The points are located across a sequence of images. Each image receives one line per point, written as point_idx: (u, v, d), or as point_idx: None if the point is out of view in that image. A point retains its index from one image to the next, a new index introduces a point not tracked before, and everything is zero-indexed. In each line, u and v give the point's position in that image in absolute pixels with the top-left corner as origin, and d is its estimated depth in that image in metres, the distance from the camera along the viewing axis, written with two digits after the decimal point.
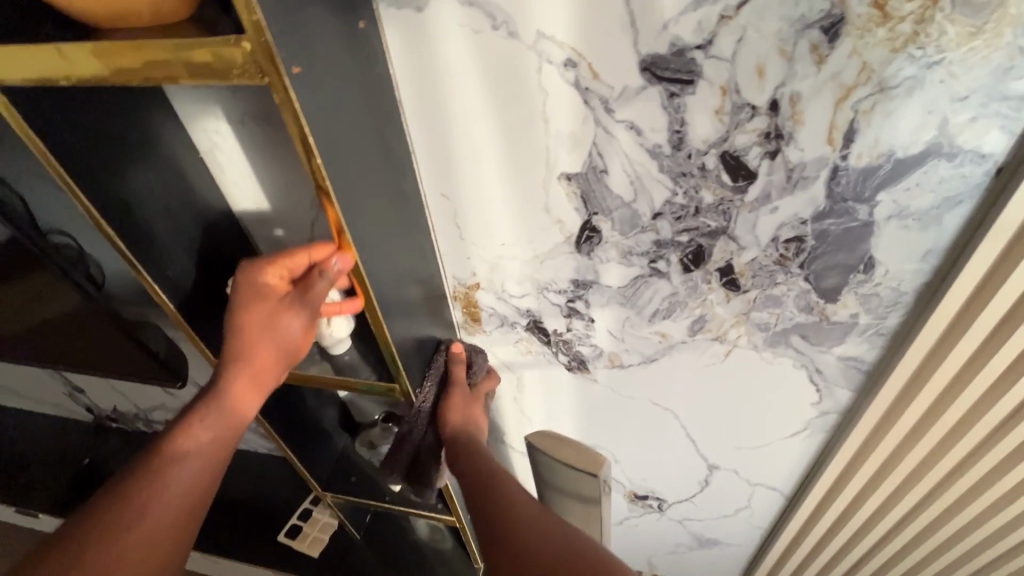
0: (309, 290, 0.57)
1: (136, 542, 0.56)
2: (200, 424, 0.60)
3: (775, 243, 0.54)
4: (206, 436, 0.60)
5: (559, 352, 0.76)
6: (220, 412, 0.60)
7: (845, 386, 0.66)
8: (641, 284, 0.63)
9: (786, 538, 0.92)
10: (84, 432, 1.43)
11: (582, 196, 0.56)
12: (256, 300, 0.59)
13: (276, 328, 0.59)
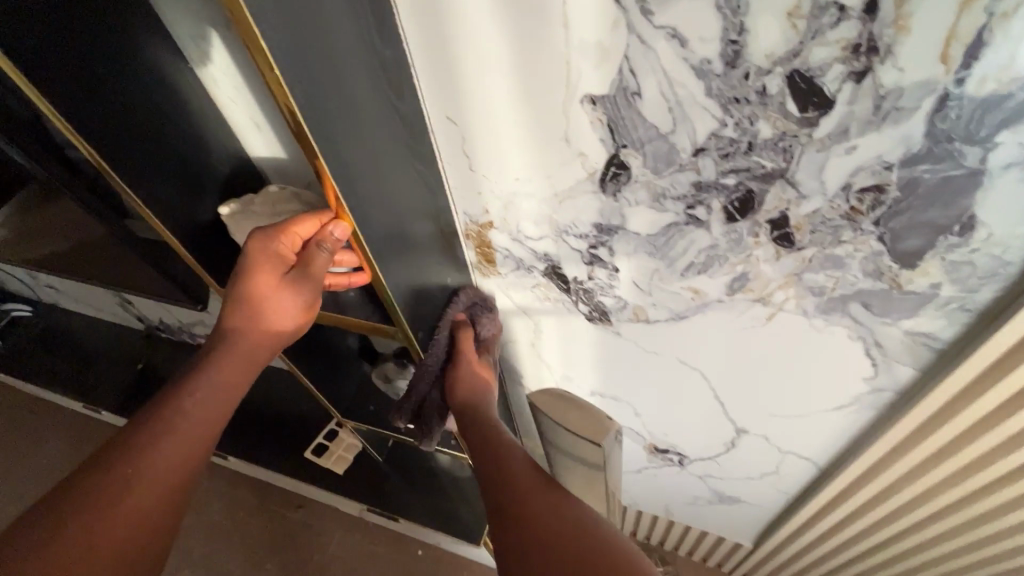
0: (309, 262, 0.57)
1: (161, 465, 0.53)
2: (198, 392, 0.58)
3: (846, 192, 0.44)
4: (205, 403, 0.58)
5: (579, 301, 0.69)
6: (220, 379, 0.59)
7: (909, 364, 0.57)
8: (675, 233, 0.54)
9: (814, 505, 0.87)
10: (138, 340, 1.53)
11: (609, 124, 0.46)
12: (263, 266, 0.59)
13: (279, 300, 0.61)
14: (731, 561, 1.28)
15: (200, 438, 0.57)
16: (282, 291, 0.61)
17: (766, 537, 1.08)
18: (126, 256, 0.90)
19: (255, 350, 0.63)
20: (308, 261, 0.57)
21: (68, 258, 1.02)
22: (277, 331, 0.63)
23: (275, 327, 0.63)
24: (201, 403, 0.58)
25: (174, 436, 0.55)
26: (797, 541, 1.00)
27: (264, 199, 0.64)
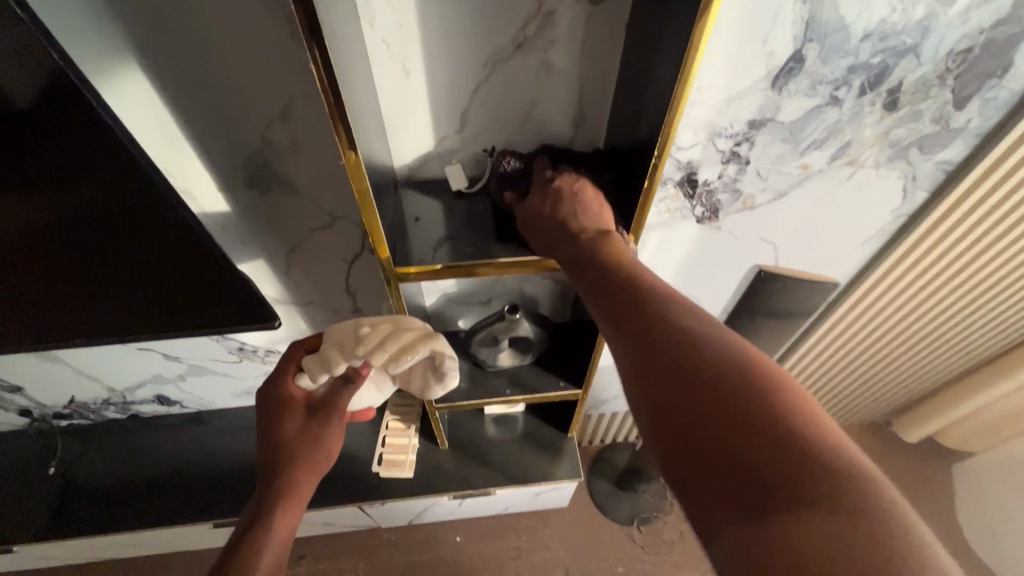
0: (288, 390, 0.65)
1: None
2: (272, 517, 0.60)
3: (949, 55, 0.62)
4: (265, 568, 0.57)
5: (697, 204, 0.79)
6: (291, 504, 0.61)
7: (926, 190, 0.81)
8: (813, 115, 0.67)
9: (817, 338, 1.13)
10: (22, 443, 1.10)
11: (807, 21, 0.57)
12: (285, 411, 0.64)
13: (309, 441, 0.63)
14: None
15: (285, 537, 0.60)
16: (309, 426, 0.64)
17: None
18: (101, 275, 0.63)
19: (306, 479, 0.62)
20: (298, 400, 0.65)
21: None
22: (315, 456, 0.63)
23: (313, 453, 0.63)
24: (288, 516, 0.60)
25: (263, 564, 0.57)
26: (792, 376, 1.28)
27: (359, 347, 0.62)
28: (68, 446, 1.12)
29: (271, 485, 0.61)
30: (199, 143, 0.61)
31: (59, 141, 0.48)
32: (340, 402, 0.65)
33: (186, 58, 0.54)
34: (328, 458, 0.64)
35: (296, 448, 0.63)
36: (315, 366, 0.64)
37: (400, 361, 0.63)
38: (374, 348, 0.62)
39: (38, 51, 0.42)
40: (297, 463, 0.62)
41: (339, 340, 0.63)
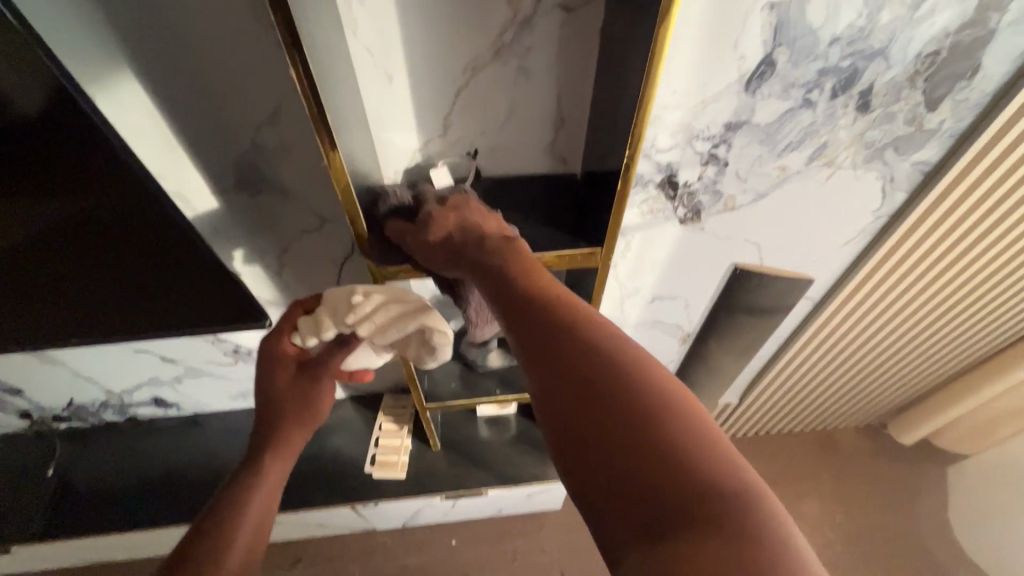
0: (280, 346, 0.62)
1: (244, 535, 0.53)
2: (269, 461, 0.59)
3: (917, 59, 0.64)
4: (253, 518, 0.55)
5: (679, 206, 0.80)
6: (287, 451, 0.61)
7: (905, 190, 0.82)
8: (787, 118, 0.69)
9: (806, 338, 1.14)
10: (22, 445, 1.12)
11: (775, 27, 0.59)
12: (275, 369, 0.62)
13: (298, 399, 0.62)
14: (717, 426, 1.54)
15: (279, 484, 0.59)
16: (305, 380, 0.63)
17: (756, 388, 1.35)
18: (95, 277, 0.65)
19: (303, 429, 0.62)
20: (289, 359, 0.62)
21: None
22: (313, 407, 0.62)
23: (309, 405, 0.62)
24: (282, 461, 0.60)
25: (259, 508, 0.56)
26: (783, 377, 1.29)
27: (349, 314, 0.58)
28: (67, 448, 1.14)
29: (267, 432, 0.61)
30: (191, 148, 0.64)
31: (56, 148, 0.50)
32: (331, 364, 0.63)
33: (178, 67, 0.56)
34: (317, 418, 0.63)
35: (287, 404, 0.61)
36: (307, 329, 0.60)
37: (387, 334, 0.61)
38: (364, 318, 0.59)
39: (37, 61, 0.45)
40: (292, 413, 0.61)
41: (332, 304, 0.60)
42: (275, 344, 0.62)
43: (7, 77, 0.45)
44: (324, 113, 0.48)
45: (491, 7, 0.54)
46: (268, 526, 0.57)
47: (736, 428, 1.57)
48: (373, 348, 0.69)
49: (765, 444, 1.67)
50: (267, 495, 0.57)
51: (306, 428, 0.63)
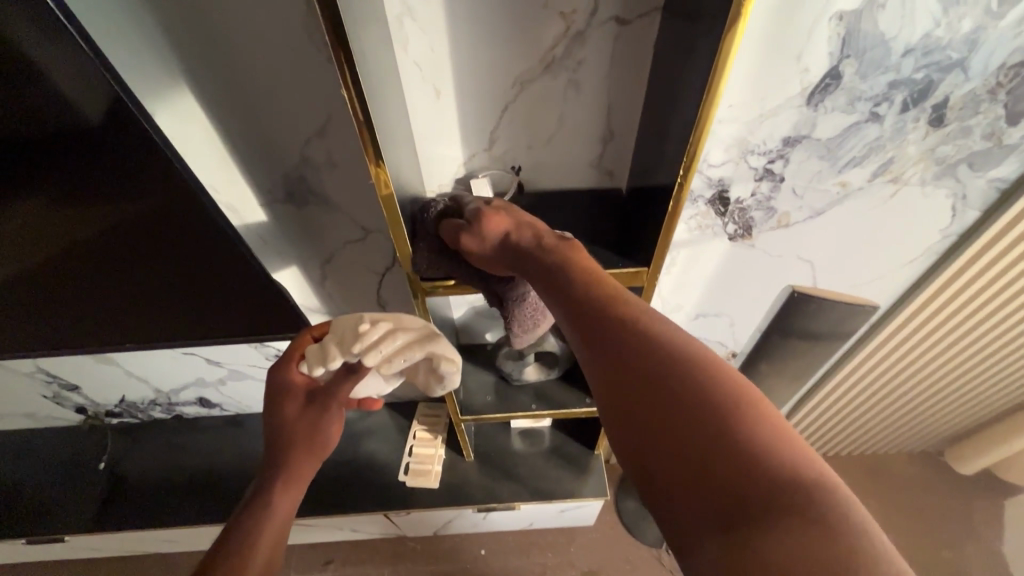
0: (285, 374, 0.62)
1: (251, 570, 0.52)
2: (276, 491, 0.58)
3: (1000, 70, 0.59)
4: (265, 546, 0.55)
5: (729, 222, 0.77)
6: (295, 480, 0.59)
7: (977, 209, 0.77)
8: (852, 132, 0.65)
9: (860, 361, 1.08)
10: (77, 438, 1.17)
11: (844, 37, 0.55)
12: (283, 399, 0.61)
13: (307, 430, 0.60)
14: None
15: (286, 514, 0.58)
16: (311, 408, 0.61)
17: (801, 410, 1.29)
18: (148, 284, 0.67)
19: (312, 457, 0.60)
20: (294, 384, 0.61)
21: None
22: (320, 435, 0.61)
23: (314, 433, 0.61)
24: (291, 490, 0.59)
25: (268, 540, 0.55)
26: (832, 400, 1.23)
27: (358, 343, 0.60)
28: (117, 443, 1.19)
29: (276, 461, 0.59)
30: (242, 161, 0.65)
31: (115, 162, 0.52)
32: (339, 394, 0.62)
33: (232, 83, 0.58)
34: (327, 445, 0.62)
35: (296, 435, 0.60)
36: (314, 357, 0.61)
37: (394, 362, 0.63)
38: (372, 346, 0.61)
39: (98, 82, 0.46)
40: (298, 442, 0.60)
41: (341, 335, 0.61)
42: (281, 370, 0.62)
43: (69, 99, 0.47)
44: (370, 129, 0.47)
45: (543, 21, 0.53)
46: (277, 558, 0.56)
47: None
48: (379, 380, 0.69)
49: None
50: (277, 527, 0.56)
51: (315, 456, 0.61)
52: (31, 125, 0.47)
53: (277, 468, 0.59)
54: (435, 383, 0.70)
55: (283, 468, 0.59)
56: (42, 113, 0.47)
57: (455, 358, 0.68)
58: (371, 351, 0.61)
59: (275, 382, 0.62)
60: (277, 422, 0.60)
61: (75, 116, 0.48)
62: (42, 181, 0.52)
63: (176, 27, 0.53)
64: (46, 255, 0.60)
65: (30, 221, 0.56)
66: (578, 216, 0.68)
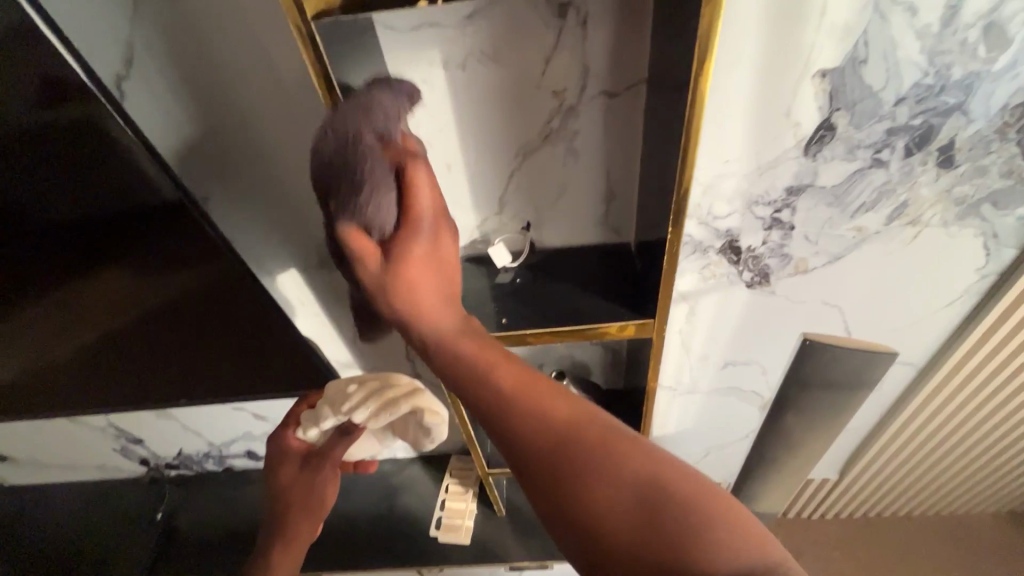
0: (283, 436, 0.70)
1: None
2: (280, 541, 0.68)
3: (1004, 110, 0.58)
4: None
5: (744, 270, 0.77)
6: (297, 532, 0.68)
7: (1013, 247, 0.73)
8: (857, 178, 0.65)
9: (912, 411, 1.01)
10: (139, 490, 1.26)
11: (831, 92, 0.57)
12: (283, 460, 0.70)
13: (303, 488, 0.69)
14: (815, 505, 1.37)
15: (291, 558, 0.68)
16: (305, 470, 0.69)
17: (855, 465, 1.20)
18: (197, 347, 0.75)
19: (308, 513, 0.68)
20: (293, 446, 0.70)
21: (70, 381, 0.78)
22: (313, 494, 0.69)
23: (306, 492, 0.68)
24: (296, 540, 0.68)
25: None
26: (889, 454, 1.14)
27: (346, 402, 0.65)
28: (174, 495, 1.26)
29: (280, 517, 0.68)
30: (281, 235, 0.73)
31: (166, 231, 0.60)
32: (332, 453, 0.69)
33: (273, 167, 0.66)
34: (324, 502, 0.69)
35: (292, 494, 0.68)
36: (309, 419, 0.68)
37: (382, 419, 0.64)
38: (358, 404, 0.64)
39: (147, 160, 0.54)
40: (294, 501, 0.68)
41: (331, 399, 0.67)
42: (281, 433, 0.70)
43: (134, 193, 0.56)
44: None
45: (537, 98, 0.58)
46: None
47: (839, 508, 1.38)
48: (374, 440, 0.73)
49: (876, 531, 1.44)
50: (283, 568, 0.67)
51: (311, 511, 0.68)
52: (105, 207, 0.56)
53: (280, 521, 0.68)
54: (425, 441, 0.68)
55: (285, 521, 0.68)
56: (114, 207, 0.56)
57: (445, 418, 0.66)
58: (357, 411, 0.64)
59: (277, 443, 0.70)
60: (278, 480, 0.70)
61: (134, 199, 0.56)
62: (113, 261, 0.62)
63: (226, 125, 0.62)
64: (115, 324, 0.70)
65: (104, 295, 0.65)
66: (587, 271, 0.71)
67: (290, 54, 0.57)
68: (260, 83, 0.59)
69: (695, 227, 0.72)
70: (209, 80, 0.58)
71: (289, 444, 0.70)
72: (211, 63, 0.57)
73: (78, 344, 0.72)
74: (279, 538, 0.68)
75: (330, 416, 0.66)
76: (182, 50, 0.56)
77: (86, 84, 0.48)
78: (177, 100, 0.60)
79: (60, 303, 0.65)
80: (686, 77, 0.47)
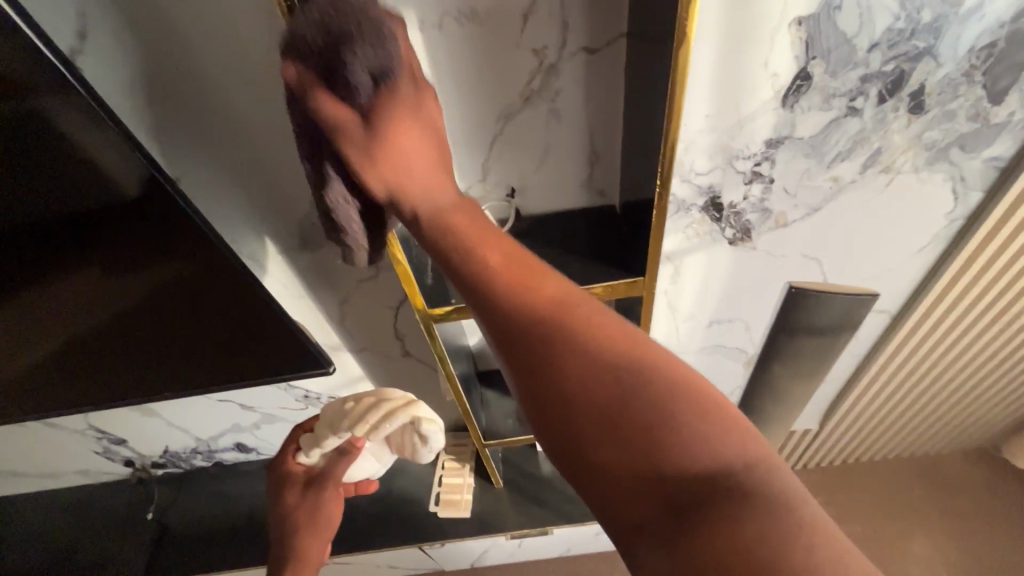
0: (283, 464, 0.70)
1: None
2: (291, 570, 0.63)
3: (971, 53, 0.60)
4: None
5: (726, 227, 0.78)
6: (308, 557, 0.64)
7: (979, 190, 0.76)
8: (833, 128, 0.67)
9: (886, 357, 1.05)
10: (125, 492, 1.23)
11: (807, 40, 0.58)
12: (284, 487, 0.69)
13: (309, 511, 0.67)
14: (798, 456, 1.43)
15: None
16: (310, 494, 0.68)
17: (835, 413, 1.25)
18: (183, 340, 0.73)
19: (319, 536, 0.65)
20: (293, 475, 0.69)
21: (45, 383, 0.74)
22: (320, 515, 0.66)
23: (314, 513, 0.66)
24: (309, 565, 0.64)
25: None
26: (866, 401, 1.18)
27: (348, 418, 0.66)
28: (164, 494, 1.24)
29: (287, 545, 0.65)
30: (259, 215, 0.71)
31: (145, 224, 0.57)
32: (335, 473, 0.68)
33: (246, 144, 0.64)
34: (331, 523, 0.67)
35: (298, 517, 0.66)
36: (309, 441, 0.69)
37: (381, 430, 0.67)
38: (358, 418, 0.66)
39: (124, 150, 0.51)
40: (302, 523, 0.65)
41: (330, 419, 0.68)
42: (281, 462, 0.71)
43: (109, 181, 0.53)
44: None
45: (517, 58, 0.57)
46: None
47: (820, 456, 1.44)
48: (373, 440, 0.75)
49: (856, 476, 1.51)
50: None
51: (321, 534, 0.65)
52: (74, 200, 0.53)
53: (289, 547, 0.64)
54: (422, 449, 0.72)
55: (294, 548, 0.64)
56: (85, 199, 0.53)
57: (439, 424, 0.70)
58: (358, 425, 0.66)
59: (279, 474, 0.70)
60: (280, 510, 0.67)
61: (109, 189, 0.53)
62: (90, 257, 0.59)
63: (194, 100, 0.59)
64: (96, 322, 0.67)
65: (83, 295, 0.63)
66: (575, 236, 0.71)
67: (256, 21, 0.54)
68: (226, 53, 0.56)
69: (679, 183, 0.72)
70: (173, 51, 0.55)
71: (289, 472, 0.70)
72: (175, 34, 0.54)
73: (55, 343, 0.69)
74: (287, 570, 0.63)
75: (331, 434, 0.67)
76: (140, 19, 0.53)
77: (64, 74, 0.45)
78: (136, 72, 0.56)
79: (35, 304, 0.62)
80: (668, 25, 0.46)
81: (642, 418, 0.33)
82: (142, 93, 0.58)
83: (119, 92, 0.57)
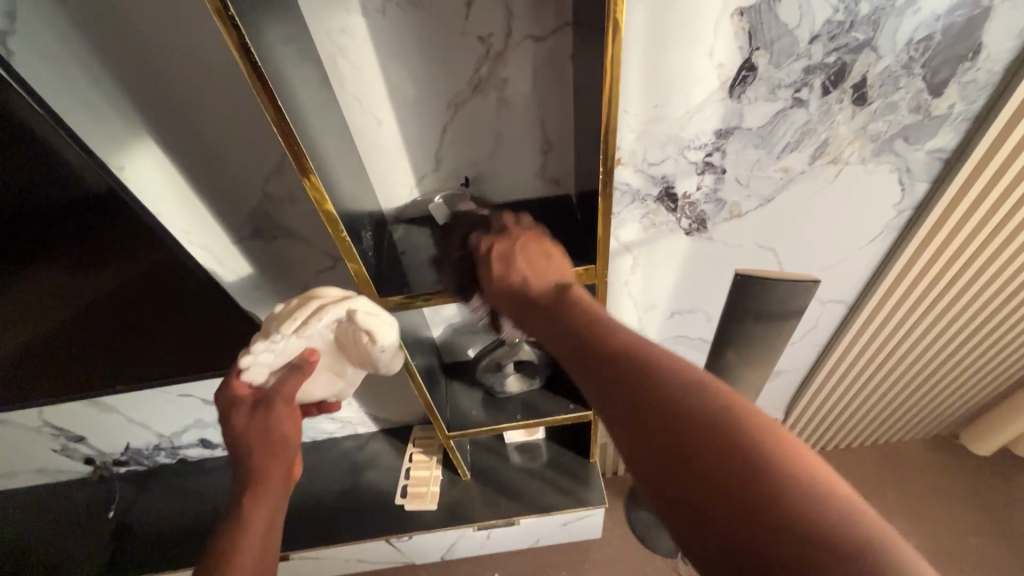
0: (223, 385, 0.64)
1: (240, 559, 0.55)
2: (253, 494, 0.60)
3: (909, 45, 0.62)
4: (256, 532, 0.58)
5: (682, 217, 0.79)
6: (269, 478, 0.61)
7: (924, 181, 0.78)
8: (780, 119, 0.68)
9: (844, 346, 1.08)
10: (87, 490, 1.20)
11: (749, 31, 0.59)
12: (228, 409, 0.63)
13: (259, 431, 0.62)
14: None
15: (270, 509, 0.60)
16: (258, 415, 0.63)
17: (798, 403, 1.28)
18: (136, 335, 0.72)
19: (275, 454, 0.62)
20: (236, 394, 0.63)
21: None
22: (273, 433, 0.62)
23: (268, 433, 0.62)
24: (273, 487, 0.61)
25: (254, 542, 0.57)
26: (827, 390, 1.21)
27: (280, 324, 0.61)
28: (126, 492, 1.22)
29: (245, 471, 0.61)
30: (210, 204, 0.70)
31: (83, 208, 0.56)
32: (283, 387, 0.63)
33: (192, 132, 0.63)
34: (286, 440, 0.63)
35: (249, 438, 0.62)
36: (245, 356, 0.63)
37: (310, 326, 0.60)
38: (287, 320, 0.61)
39: (49, 127, 0.50)
40: (255, 447, 0.61)
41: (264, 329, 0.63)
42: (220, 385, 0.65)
43: (39, 161, 0.52)
44: (301, 157, 0.50)
45: (463, 45, 0.57)
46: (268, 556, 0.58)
47: None
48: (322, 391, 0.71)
49: None
50: (261, 523, 0.58)
51: (279, 452, 0.62)
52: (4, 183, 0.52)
53: (249, 471, 0.61)
54: (372, 347, 0.62)
55: (254, 473, 0.61)
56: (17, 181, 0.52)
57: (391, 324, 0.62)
58: (287, 326, 0.60)
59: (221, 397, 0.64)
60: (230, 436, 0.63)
61: (41, 170, 0.52)
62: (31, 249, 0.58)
63: (135, 86, 0.58)
64: (44, 318, 0.65)
65: (29, 291, 0.61)
66: None
67: (195, 5, 0.53)
68: (166, 38, 0.55)
69: (633, 172, 0.73)
70: (109, 35, 0.54)
71: (230, 394, 0.63)
72: (110, 17, 0.53)
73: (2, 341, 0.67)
74: (249, 489, 0.60)
75: (264, 340, 0.62)
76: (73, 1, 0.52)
77: None
78: (72, 57, 0.55)
79: None
80: (604, 12, 0.46)
81: (726, 447, 0.34)
82: (80, 78, 0.56)
83: (55, 77, 0.55)
